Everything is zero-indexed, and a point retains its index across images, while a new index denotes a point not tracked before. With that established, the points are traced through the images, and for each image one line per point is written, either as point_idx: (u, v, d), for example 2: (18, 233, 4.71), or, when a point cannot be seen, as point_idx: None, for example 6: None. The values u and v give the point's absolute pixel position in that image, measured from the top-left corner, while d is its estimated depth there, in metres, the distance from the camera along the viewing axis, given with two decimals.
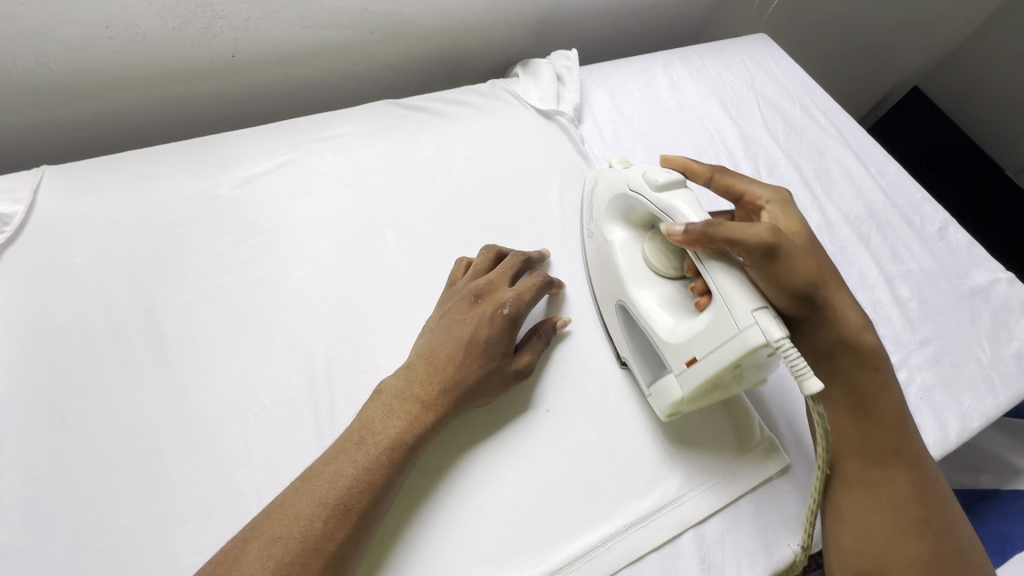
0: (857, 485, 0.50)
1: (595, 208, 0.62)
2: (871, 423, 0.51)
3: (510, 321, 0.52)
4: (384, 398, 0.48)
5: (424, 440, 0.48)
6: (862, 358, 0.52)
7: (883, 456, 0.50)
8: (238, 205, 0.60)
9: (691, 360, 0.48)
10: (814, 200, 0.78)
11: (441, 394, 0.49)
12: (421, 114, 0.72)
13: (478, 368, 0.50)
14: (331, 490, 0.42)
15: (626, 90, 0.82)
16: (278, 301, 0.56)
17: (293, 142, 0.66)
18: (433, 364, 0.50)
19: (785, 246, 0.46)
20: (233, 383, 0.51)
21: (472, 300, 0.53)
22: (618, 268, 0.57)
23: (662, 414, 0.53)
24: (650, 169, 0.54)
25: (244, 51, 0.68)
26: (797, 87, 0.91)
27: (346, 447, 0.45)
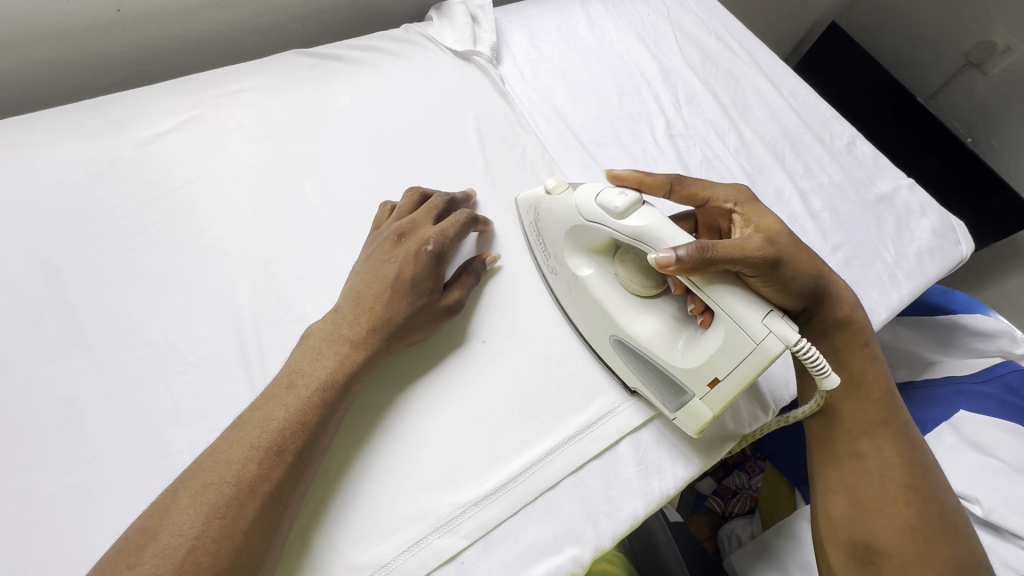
0: (847, 458, 0.55)
1: (549, 239, 0.56)
2: (858, 394, 0.56)
3: (434, 257, 0.52)
4: (313, 341, 0.48)
5: (356, 378, 0.48)
6: (852, 334, 0.57)
7: (871, 427, 0.55)
8: (142, 166, 0.57)
9: (712, 383, 0.46)
10: (731, 124, 0.81)
11: (370, 332, 0.49)
12: (332, 63, 0.70)
13: (406, 304, 0.51)
14: (261, 433, 0.42)
15: (544, 29, 0.82)
16: (195, 261, 0.54)
17: (197, 99, 0.63)
18: (359, 305, 0.50)
19: (780, 251, 0.47)
20: (154, 345, 0.50)
21: (395, 240, 0.53)
22: (604, 308, 0.53)
23: (694, 433, 0.51)
24: (603, 191, 0.49)
25: (129, 4, 0.63)
26: (712, 18, 0.92)
27: (275, 392, 0.45)
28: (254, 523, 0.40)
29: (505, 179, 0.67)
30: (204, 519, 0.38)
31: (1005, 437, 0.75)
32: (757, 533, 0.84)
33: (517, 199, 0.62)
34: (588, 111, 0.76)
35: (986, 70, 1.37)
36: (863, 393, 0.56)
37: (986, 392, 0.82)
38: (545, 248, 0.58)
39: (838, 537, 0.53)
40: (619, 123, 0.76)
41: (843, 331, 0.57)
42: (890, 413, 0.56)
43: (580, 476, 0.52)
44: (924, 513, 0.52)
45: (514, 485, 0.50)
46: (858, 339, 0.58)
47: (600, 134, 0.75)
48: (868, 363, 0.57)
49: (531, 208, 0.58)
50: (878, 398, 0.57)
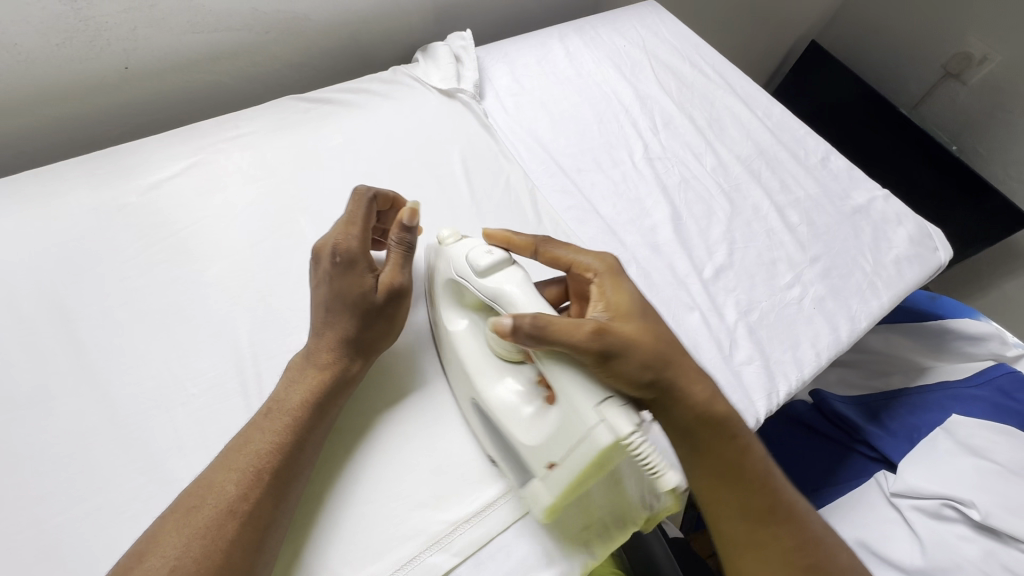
0: (748, 550, 0.49)
1: (433, 292, 0.57)
2: (732, 481, 0.49)
3: (344, 263, 0.52)
4: (292, 371, 0.51)
5: (332, 397, 0.50)
6: (717, 430, 0.49)
7: (767, 517, 0.49)
8: (148, 210, 0.61)
9: (550, 464, 0.46)
10: (708, 145, 0.84)
11: (334, 354, 0.51)
12: (325, 106, 0.75)
13: (352, 321, 0.52)
14: (240, 457, 0.45)
15: (525, 64, 0.87)
16: (198, 297, 0.57)
17: (199, 145, 0.67)
18: (323, 332, 0.52)
19: (615, 341, 0.44)
20: (159, 378, 0.53)
21: (315, 266, 0.54)
22: (462, 361, 0.53)
23: (540, 517, 0.48)
24: (475, 248, 0.51)
25: (136, 62, 0.69)
26: (686, 45, 0.97)
27: (255, 420, 0.47)
28: (236, 542, 0.41)
29: (489, 208, 0.70)
30: (187, 540, 0.40)
31: (1000, 440, 0.76)
32: None
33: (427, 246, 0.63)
34: (569, 139, 0.80)
35: (965, 80, 1.41)
36: (739, 480, 0.49)
37: (979, 396, 0.83)
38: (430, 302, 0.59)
39: None
40: (599, 148, 0.80)
41: (701, 428, 0.48)
42: (775, 492, 0.50)
43: None
44: None
45: (495, 501, 0.51)
46: (729, 432, 0.49)
47: (581, 160, 0.78)
48: (741, 454, 0.49)
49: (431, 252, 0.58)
50: (752, 487, 0.49)
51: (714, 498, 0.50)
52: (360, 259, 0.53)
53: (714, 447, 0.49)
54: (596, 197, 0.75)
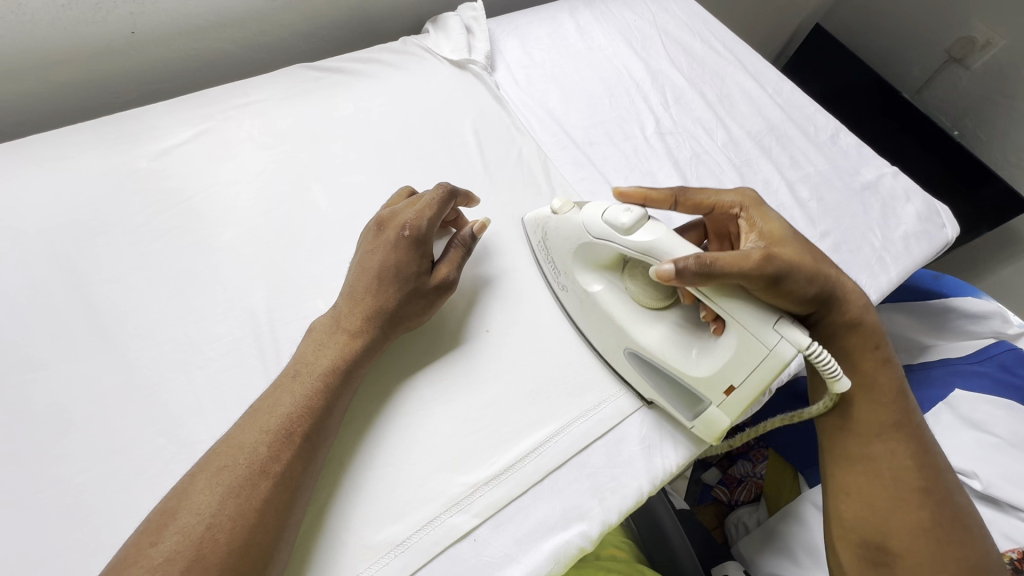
0: (858, 461, 0.56)
1: (557, 255, 0.58)
2: (868, 391, 0.57)
3: (413, 241, 0.53)
4: (316, 335, 0.51)
5: (360, 365, 0.50)
6: (863, 337, 0.58)
7: (883, 431, 0.56)
8: (159, 175, 0.61)
9: (728, 389, 0.49)
10: (719, 121, 0.84)
11: (365, 321, 0.51)
12: (334, 75, 0.74)
13: (391, 294, 0.52)
14: (269, 419, 0.45)
15: (535, 37, 0.86)
16: (211, 263, 0.57)
17: (208, 112, 0.66)
18: (354, 298, 0.52)
19: (779, 261, 0.48)
20: (176, 342, 0.52)
21: (376, 230, 0.55)
22: (612, 316, 0.55)
23: (711, 439, 0.54)
24: (609, 207, 0.51)
25: (143, 27, 0.67)
26: (696, 21, 0.96)
27: (283, 382, 0.47)
28: (267, 501, 0.41)
29: (502, 179, 0.70)
30: (219, 499, 0.40)
31: (1000, 413, 0.77)
32: (763, 519, 0.86)
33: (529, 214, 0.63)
34: (582, 112, 0.79)
35: (968, 65, 1.42)
36: (872, 394, 0.57)
37: (980, 371, 0.85)
38: (550, 261, 0.60)
39: (848, 535, 0.55)
40: (611, 122, 0.79)
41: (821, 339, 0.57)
42: (903, 404, 0.58)
43: (584, 456, 0.54)
44: (937, 515, 0.53)
45: (519, 468, 0.51)
46: (864, 344, 0.58)
47: (593, 133, 0.78)
48: (878, 367, 0.58)
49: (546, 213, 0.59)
50: (890, 402, 0.57)
51: (845, 410, 0.58)
52: (427, 244, 0.54)
53: (856, 359, 0.58)
54: (608, 170, 0.75)
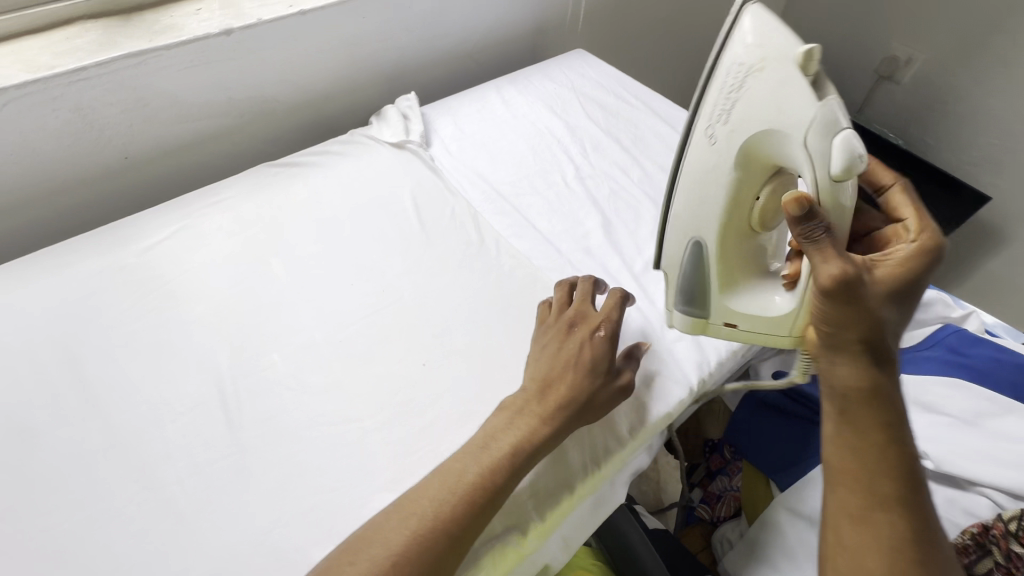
0: (861, 520, 0.49)
1: (738, 117, 0.53)
2: (876, 456, 0.49)
3: (609, 338, 0.63)
4: (506, 414, 0.57)
5: (545, 446, 0.56)
6: (880, 401, 0.49)
7: (887, 506, 0.48)
8: (142, 268, 0.73)
9: (729, 322, 0.64)
10: (634, 160, 0.95)
11: (556, 408, 0.58)
12: (292, 169, 0.87)
13: (592, 379, 0.60)
14: (458, 482, 0.52)
15: (466, 113, 1.00)
16: (185, 333, 0.67)
17: (186, 211, 0.79)
18: (549, 384, 0.59)
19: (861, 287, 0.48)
20: (151, 403, 0.61)
21: (569, 329, 0.64)
22: (716, 208, 0.58)
23: (671, 324, 0.68)
24: (850, 139, 0.48)
25: (134, 151, 0.83)
26: (611, 81, 1.10)
27: (473, 453, 0.54)
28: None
29: (438, 234, 0.80)
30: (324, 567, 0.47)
31: (949, 392, 0.80)
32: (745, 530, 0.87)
33: (755, 6, 0.54)
34: (507, 169, 0.91)
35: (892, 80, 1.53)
36: (874, 461, 0.49)
37: (930, 356, 0.88)
38: (728, 97, 0.54)
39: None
40: (534, 174, 0.90)
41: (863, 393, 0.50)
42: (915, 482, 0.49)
43: None
44: None
45: None
46: (875, 415, 0.49)
47: (519, 185, 0.88)
48: (889, 446, 0.49)
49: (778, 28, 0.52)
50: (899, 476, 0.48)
51: (849, 468, 0.50)
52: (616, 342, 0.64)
53: (859, 425, 0.50)
54: (533, 216, 0.84)
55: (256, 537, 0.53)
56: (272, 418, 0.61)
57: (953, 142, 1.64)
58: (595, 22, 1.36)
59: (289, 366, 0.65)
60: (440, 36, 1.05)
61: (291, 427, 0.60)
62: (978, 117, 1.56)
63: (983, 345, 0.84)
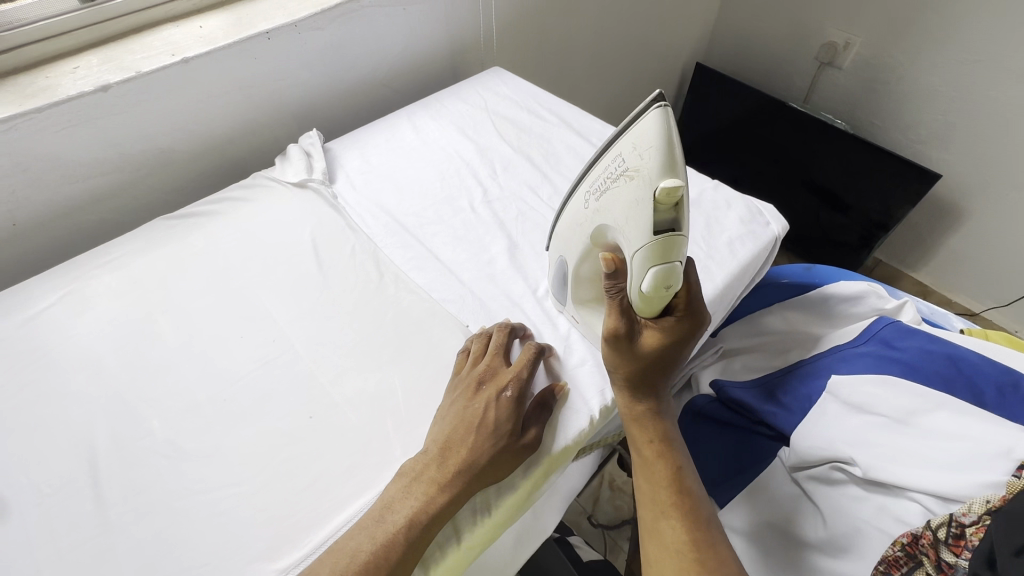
0: (650, 528, 0.57)
1: (606, 203, 0.52)
2: (647, 469, 0.60)
3: (515, 399, 0.60)
4: (405, 478, 0.56)
5: (441, 516, 0.55)
6: (641, 427, 0.62)
7: (666, 507, 0.57)
8: (22, 340, 0.70)
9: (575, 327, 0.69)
10: (545, 177, 0.92)
11: (454, 475, 0.55)
12: (189, 219, 0.85)
13: (495, 443, 0.58)
14: (349, 562, 0.50)
15: (373, 144, 0.98)
16: (61, 406, 0.64)
17: (74, 275, 0.77)
18: (449, 450, 0.57)
19: (625, 345, 0.58)
20: (18, 486, 0.58)
21: (477, 387, 0.62)
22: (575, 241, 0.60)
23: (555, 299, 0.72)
24: (659, 277, 0.50)
25: (21, 218, 0.81)
26: (526, 97, 1.09)
27: (369, 525, 0.53)
28: None
29: (336, 274, 0.78)
30: None
31: (881, 391, 0.75)
32: None
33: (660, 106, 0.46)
34: (413, 198, 0.89)
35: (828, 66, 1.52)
36: (655, 476, 0.59)
37: (865, 352, 0.82)
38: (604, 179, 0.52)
39: None
40: (441, 202, 0.88)
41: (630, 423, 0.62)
42: (688, 488, 0.59)
43: None
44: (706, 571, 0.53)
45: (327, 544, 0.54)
46: (645, 436, 0.61)
47: (425, 215, 0.86)
48: (657, 455, 0.60)
49: (655, 141, 0.46)
50: (667, 479, 0.59)
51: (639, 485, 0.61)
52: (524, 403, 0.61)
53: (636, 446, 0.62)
54: (437, 246, 0.82)
55: None
56: (145, 490, 0.58)
57: (899, 122, 1.63)
58: (518, 36, 1.35)
59: (167, 432, 0.62)
60: (346, 68, 1.04)
61: (164, 497, 0.57)
62: (918, 95, 1.55)
63: (914, 337, 0.80)
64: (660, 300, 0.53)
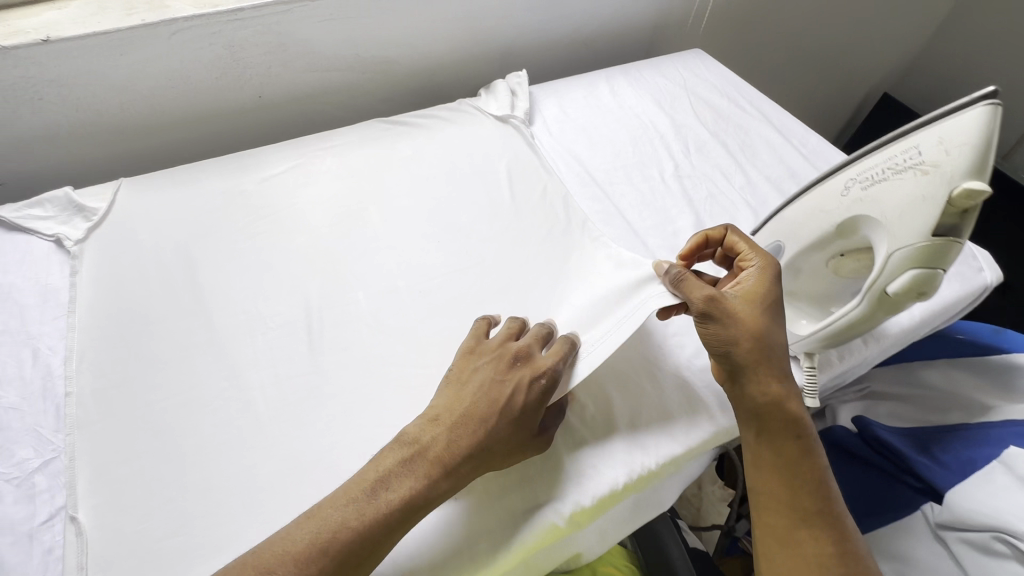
0: (786, 543, 0.53)
1: (875, 195, 0.52)
2: (786, 471, 0.55)
3: (545, 390, 0.55)
4: (404, 450, 0.50)
5: (431, 505, 0.49)
6: (779, 423, 0.56)
7: (807, 517, 0.53)
8: (257, 194, 0.79)
9: None
10: (739, 167, 0.90)
11: (466, 455, 0.51)
12: (400, 127, 0.92)
13: (507, 431, 0.53)
14: (331, 539, 0.44)
15: (572, 98, 1.00)
16: (285, 258, 0.73)
17: (302, 151, 0.86)
18: (466, 423, 0.52)
19: (721, 308, 0.57)
20: (248, 314, 0.67)
21: (512, 363, 0.56)
22: (803, 229, 0.59)
23: None
24: (921, 279, 0.50)
25: (267, 92, 0.91)
26: (727, 84, 1.06)
27: (359, 499, 0.47)
28: None
29: (526, 208, 0.81)
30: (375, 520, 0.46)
31: None
32: None
33: (984, 109, 0.47)
34: (605, 157, 0.90)
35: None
36: (795, 480, 0.54)
37: None
38: (880, 170, 0.53)
39: None
40: (631, 166, 0.89)
41: (765, 416, 0.56)
42: (829, 495, 0.55)
43: (568, 442, 0.59)
44: None
45: None
46: (779, 431, 0.56)
47: (615, 175, 0.88)
48: (797, 457, 0.55)
49: (974, 141, 0.47)
50: (811, 487, 0.54)
51: (767, 485, 0.56)
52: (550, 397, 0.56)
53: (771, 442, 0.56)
54: (624, 206, 0.84)
55: (317, 452, 0.57)
56: (349, 348, 0.65)
57: None
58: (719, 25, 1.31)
59: (370, 305, 0.69)
60: (561, 18, 1.06)
61: (363, 360, 0.64)
62: None
63: None
64: (897, 304, 0.53)
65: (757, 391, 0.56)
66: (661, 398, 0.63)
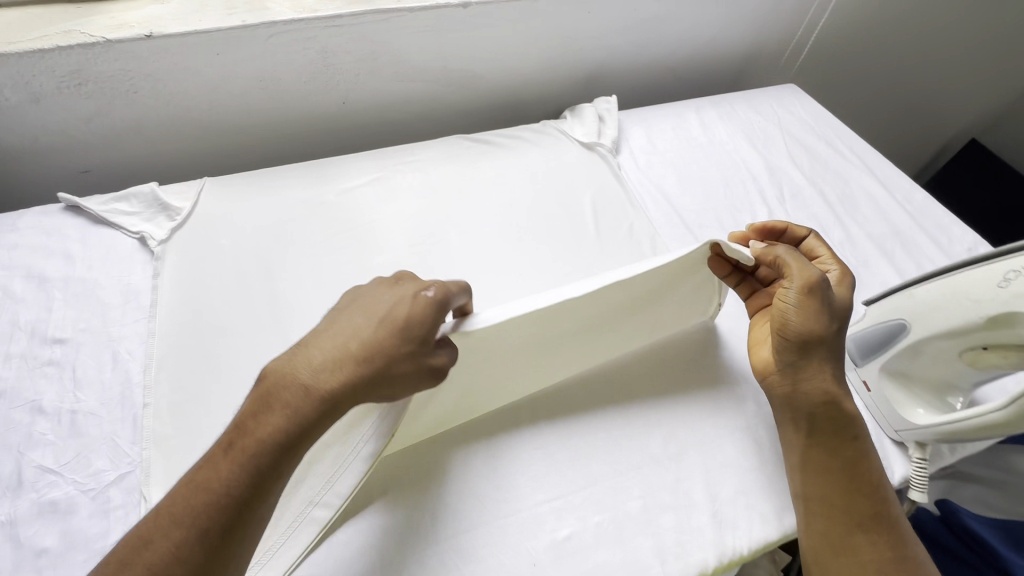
0: (842, 549, 0.51)
1: None
2: (841, 474, 0.53)
3: (433, 305, 0.46)
4: (265, 387, 0.42)
5: (290, 451, 0.40)
6: (837, 423, 0.54)
7: (864, 521, 0.51)
8: (338, 207, 0.77)
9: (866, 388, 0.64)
10: (838, 220, 0.85)
11: (338, 383, 0.41)
12: (483, 146, 0.89)
13: (388, 350, 0.43)
14: (185, 505, 0.38)
15: (660, 129, 0.95)
16: (364, 278, 0.71)
17: (384, 165, 0.83)
18: (342, 345, 0.43)
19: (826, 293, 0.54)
20: None
21: (392, 283, 0.48)
22: (938, 312, 0.56)
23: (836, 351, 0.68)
24: None
25: (353, 99, 0.89)
26: (824, 126, 1.00)
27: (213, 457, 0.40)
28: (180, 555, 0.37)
29: (612, 246, 0.77)
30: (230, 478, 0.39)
31: None
32: None
33: None
34: (694, 197, 0.86)
35: None
36: (853, 483, 0.53)
37: None
38: None
39: None
40: (722, 209, 0.84)
41: (823, 413, 0.54)
42: (884, 497, 0.53)
43: (653, 515, 0.55)
44: None
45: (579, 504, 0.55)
46: (833, 430, 0.54)
47: (704, 217, 0.83)
48: (855, 457, 0.54)
49: None
50: (868, 488, 0.53)
51: (820, 489, 0.54)
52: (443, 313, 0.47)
53: (825, 441, 0.54)
54: None
55: None
56: None
57: None
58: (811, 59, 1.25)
59: None
60: (654, 43, 1.02)
61: None
62: None
63: None
64: None
65: (822, 384, 0.54)
66: (754, 474, 0.59)
